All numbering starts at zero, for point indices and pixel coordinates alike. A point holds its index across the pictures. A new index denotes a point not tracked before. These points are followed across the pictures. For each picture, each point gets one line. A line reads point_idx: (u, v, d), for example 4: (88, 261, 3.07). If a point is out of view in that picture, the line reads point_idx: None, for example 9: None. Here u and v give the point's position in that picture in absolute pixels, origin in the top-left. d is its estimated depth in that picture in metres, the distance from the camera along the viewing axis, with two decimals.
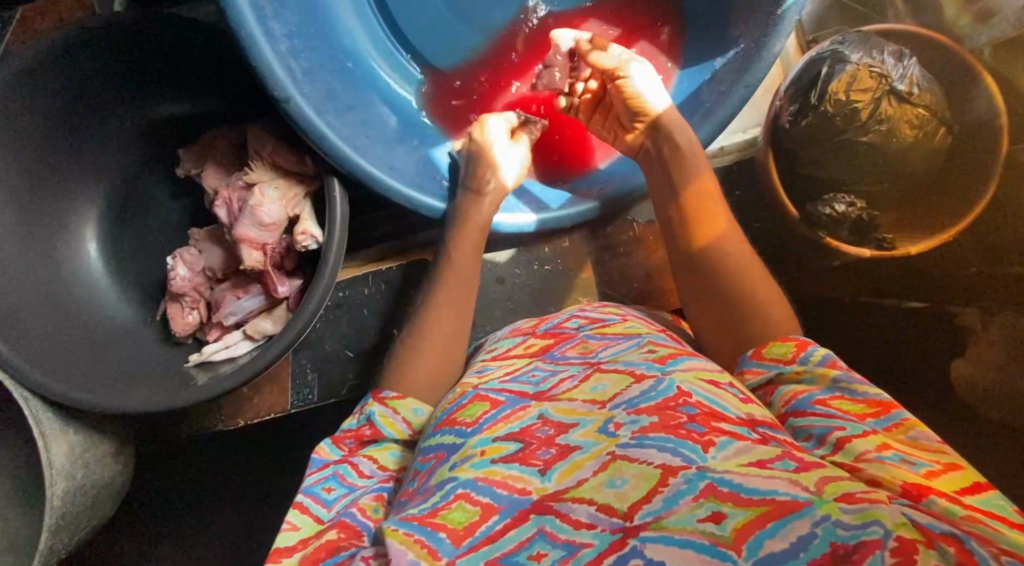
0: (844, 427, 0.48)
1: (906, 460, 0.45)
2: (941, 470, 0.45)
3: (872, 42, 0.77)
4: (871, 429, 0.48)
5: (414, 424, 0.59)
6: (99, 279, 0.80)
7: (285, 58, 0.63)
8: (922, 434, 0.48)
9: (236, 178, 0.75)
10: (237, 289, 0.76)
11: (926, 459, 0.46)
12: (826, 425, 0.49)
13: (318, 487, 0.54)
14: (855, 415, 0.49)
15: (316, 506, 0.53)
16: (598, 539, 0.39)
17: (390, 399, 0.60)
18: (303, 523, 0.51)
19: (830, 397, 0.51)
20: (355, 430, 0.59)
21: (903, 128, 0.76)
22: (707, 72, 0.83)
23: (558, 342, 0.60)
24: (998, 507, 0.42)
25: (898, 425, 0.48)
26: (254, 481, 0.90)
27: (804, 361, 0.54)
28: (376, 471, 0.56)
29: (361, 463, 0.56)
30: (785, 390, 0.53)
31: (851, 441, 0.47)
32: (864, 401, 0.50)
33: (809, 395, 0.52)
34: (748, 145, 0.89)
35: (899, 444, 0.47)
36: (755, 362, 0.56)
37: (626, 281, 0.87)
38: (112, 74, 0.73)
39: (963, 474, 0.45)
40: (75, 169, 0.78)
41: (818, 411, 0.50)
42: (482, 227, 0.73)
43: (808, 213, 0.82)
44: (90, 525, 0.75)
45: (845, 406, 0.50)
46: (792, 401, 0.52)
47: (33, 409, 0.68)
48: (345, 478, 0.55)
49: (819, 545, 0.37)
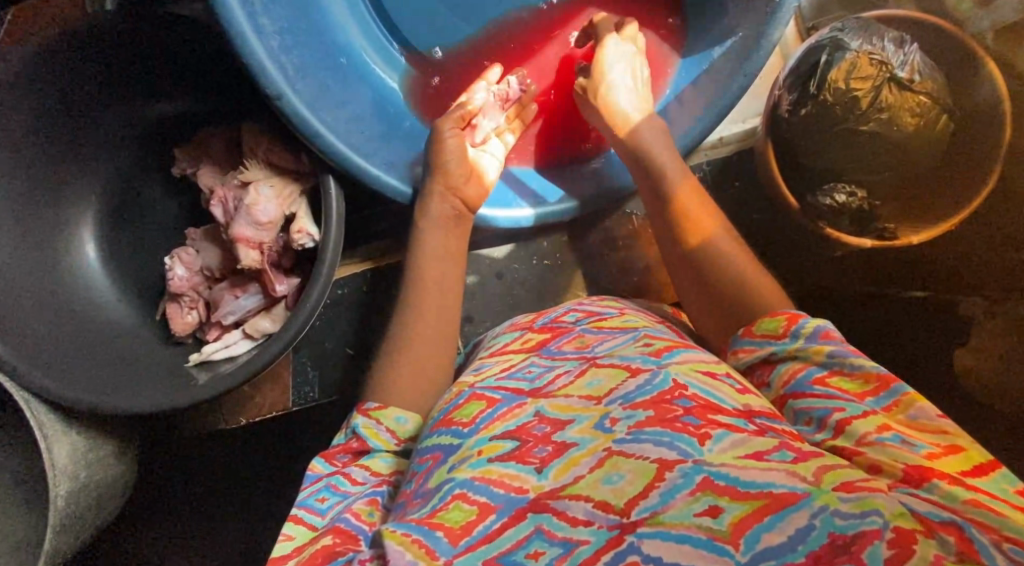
0: (844, 409, 0.47)
1: (906, 441, 0.45)
2: (942, 452, 0.44)
3: (873, 29, 0.76)
4: (871, 409, 0.47)
5: (399, 433, 0.59)
6: (98, 280, 0.80)
7: (276, 54, 0.63)
8: (922, 412, 0.47)
9: (231, 178, 0.74)
10: (235, 288, 0.76)
11: (926, 441, 0.45)
12: (826, 406, 0.48)
13: (312, 499, 0.54)
14: (854, 394, 0.49)
15: (311, 516, 0.53)
16: (595, 536, 0.39)
17: (372, 411, 0.60)
18: (298, 533, 0.51)
19: (828, 374, 0.50)
20: (344, 445, 0.59)
21: (904, 116, 0.75)
22: (704, 62, 0.82)
23: (555, 337, 0.59)
24: (997, 489, 0.42)
25: (897, 403, 0.47)
26: (255, 479, 0.90)
27: (795, 335, 0.53)
28: (369, 477, 0.56)
29: (353, 472, 0.56)
30: (783, 368, 0.53)
31: (851, 423, 0.47)
32: (862, 377, 0.49)
33: (807, 373, 0.51)
34: (749, 135, 0.89)
35: (899, 424, 0.46)
36: (747, 341, 0.56)
37: (625, 274, 0.86)
38: (108, 74, 0.72)
39: (965, 456, 0.44)
40: (72, 171, 0.78)
41: (817, 392, 0.49)
42: (463, 236, 0.72)
43: (807, 204, 0.81)
44: (94, 525, 0.75)
45: (844, 384, 0.49)
46: (791, 380, 0.51)
47: (34, 411, 0.68)
48: (338, 488, 0.55)
49: (818, 536, 0.36)
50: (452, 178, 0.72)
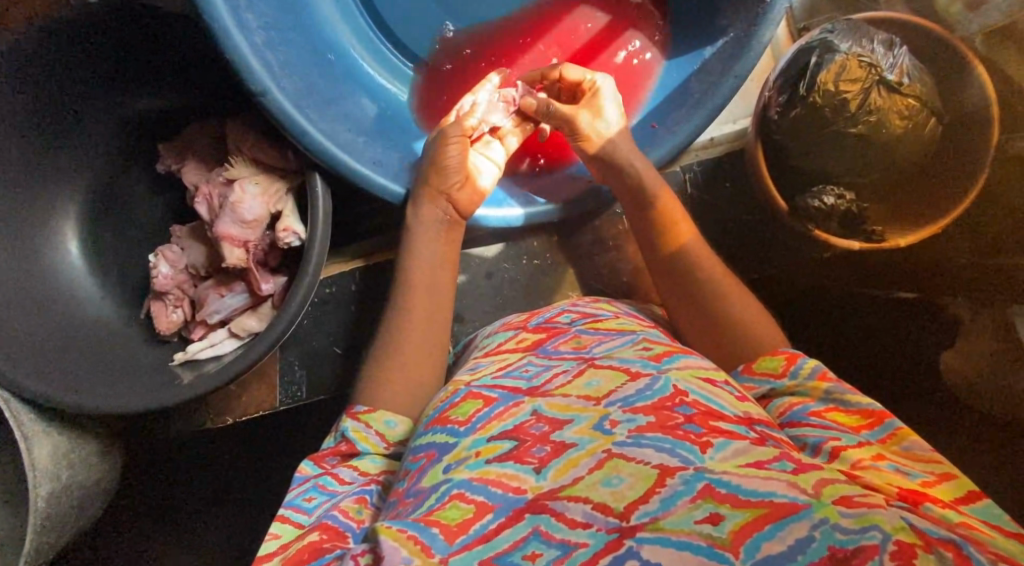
0: (839, 437, 0.48)
1: (901, 470, 0.45)
2: (936, 480, 0.45)
3: (862, 31, 0.77)
4: (866, 440, 0.48)
5: (388, 436, 0.58)
6: (81, 277, 0.78)
7: (260, 50, 0.62)
8: (916, 444, 0.48)
9: (216, 174, 0.73)
10: (221, 286, 0.75)
11: (920, 470, 0.46)
12: (820, 434, 0.49)
13: (299, 499, 0.53)
14: (849, 427, 0.49)
15: (297, 515, 0.52)
16: (594, 539, 0.39)
17: (361, 415, 0.59)
18: (285, 532, 0.51)
19: (825, 409, 0.51)
20: (332, 449, 0.58)
21: (893, 118, 0.75)
22: (696, 62, 0.81)
23: (550, 337, 0.59)
24: (992, 516, 0.42)
25: (892, 435, 0.48)
26: (240, 479, 0.88)
27: (794, 375, 0.55)
28: (357, 476, 0.55)
29: (341, 472, 0.56)
30: (779, 402, 0.53)
31: (846, 450, 0.47)
32: (858, 413, 0.50)
33: (803, 406, 0.52)
34: (739, 135, 0.90)
35: (893, 455, 0.47)
36: (745, 378, 0.57)
37: (616, 274, 0.86)
38: (93, 66, 0.71)
39: (958, 483, 0.45)
40: (56, 167, 0.76)
41: (812, 422, 0.50)
42: (456, 241, 0.71)
43: (797, 206, 0.82)
44: (78, 525, 0.74)
45: (840, 418, 0.50)
46: (787, 412, 0.52)
47: (15, 411, 0.67)
48: (325, 487, 0.54)
49: (817, 548, 0.36)
50: (445, 180, 0.71)
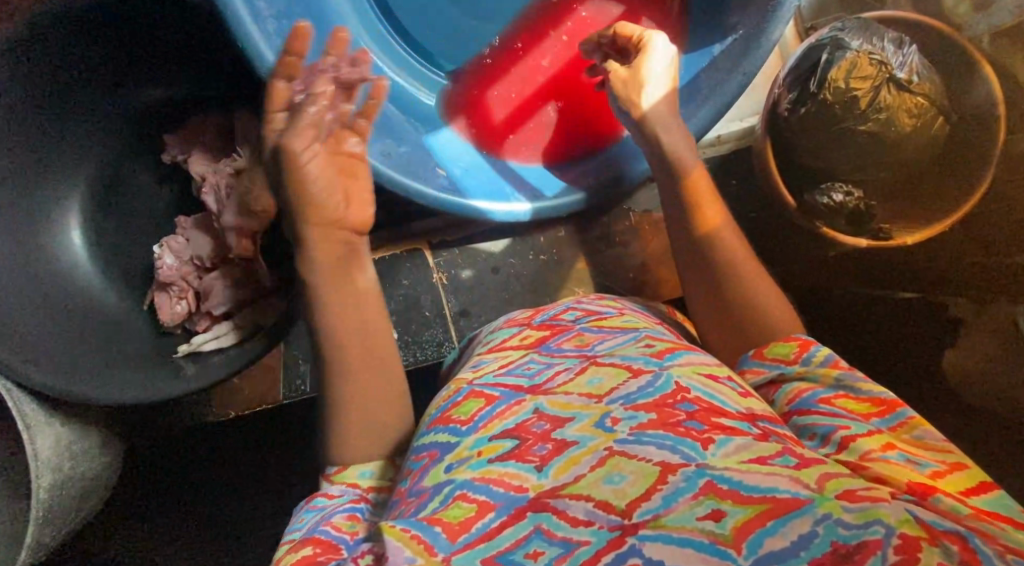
0: (849, 426, 0.48)
1: (910, 460, 0.45)
2: (946, 470, 0.45)
3: (873, 29, 0.76)
4: (875, 429, 0.48)
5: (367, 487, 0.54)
6: (84, 266, 0.78)
7: (273, 38, 0.61)
8: (928, 433, 0.47)
9: (224, 166, 0.74)
10: (227, 278, 0.75)
11: (931, 460, 0.46)
12: (830, 423, 0.49)
13: (294, 521, 0.52)
14: (859, 414, 0.49)
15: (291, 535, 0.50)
16: (595, 537, 0.39)
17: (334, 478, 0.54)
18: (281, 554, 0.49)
19: (835, 395, 0.51)
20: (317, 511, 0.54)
21: (901, 116, 0.75)
22: (705, 59, 0.81)
23: (554, 334, 0.59)
24: (1002, 507, 0.42)
25: (902, 424, 0.48)
26: (242, 474, 0.88)
27: (806, 362, 0.54)
28: (348, 490, 0.53)
29: (331, 489, 0.53)
30: (789, 387, 0.53)
31: (855, 439, 0.47)
32: (870, 400, 0.50)
33: (812, 393, 0.52)
34: (745, 132, 0.92)
35: (903, 443, 0.47)
36: (755, 362, 0.57)
37: (622, 271, 0.86)
38: (102, 56, 0.71)
39: (969, 474, 0.45)
40: (64, 156, 0.76)
41: (822, 409, 0.50)
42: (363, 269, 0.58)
43: (805, 203, 0.81)
44: (79, 516, 0.74)
45: (849, 405, 0.50)
46: (796, 399, 0.52)
47: (17, 401, 0.66)
48: (315, 505, 0.52)
49: (820, 544, 0.36)
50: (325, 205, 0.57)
